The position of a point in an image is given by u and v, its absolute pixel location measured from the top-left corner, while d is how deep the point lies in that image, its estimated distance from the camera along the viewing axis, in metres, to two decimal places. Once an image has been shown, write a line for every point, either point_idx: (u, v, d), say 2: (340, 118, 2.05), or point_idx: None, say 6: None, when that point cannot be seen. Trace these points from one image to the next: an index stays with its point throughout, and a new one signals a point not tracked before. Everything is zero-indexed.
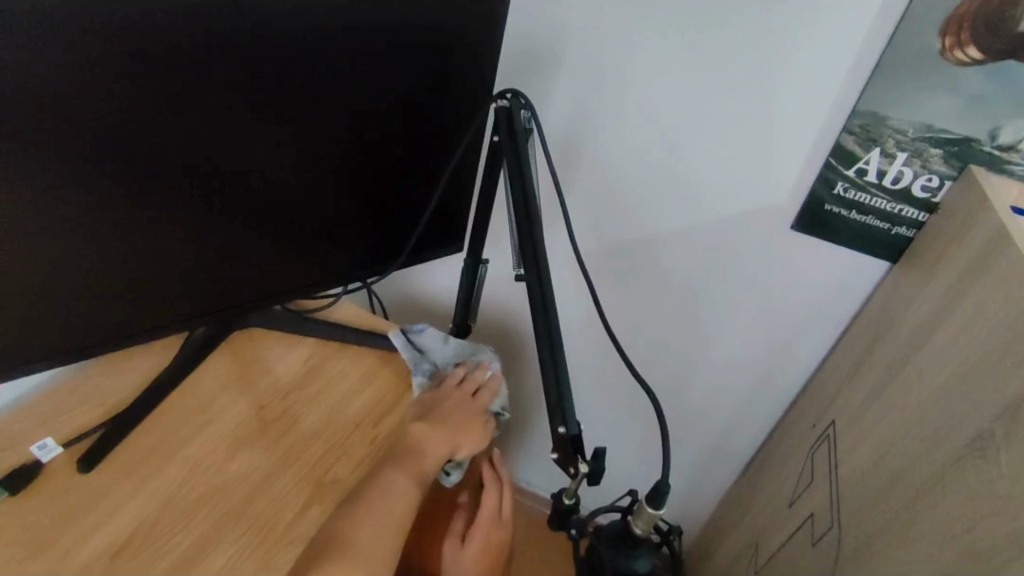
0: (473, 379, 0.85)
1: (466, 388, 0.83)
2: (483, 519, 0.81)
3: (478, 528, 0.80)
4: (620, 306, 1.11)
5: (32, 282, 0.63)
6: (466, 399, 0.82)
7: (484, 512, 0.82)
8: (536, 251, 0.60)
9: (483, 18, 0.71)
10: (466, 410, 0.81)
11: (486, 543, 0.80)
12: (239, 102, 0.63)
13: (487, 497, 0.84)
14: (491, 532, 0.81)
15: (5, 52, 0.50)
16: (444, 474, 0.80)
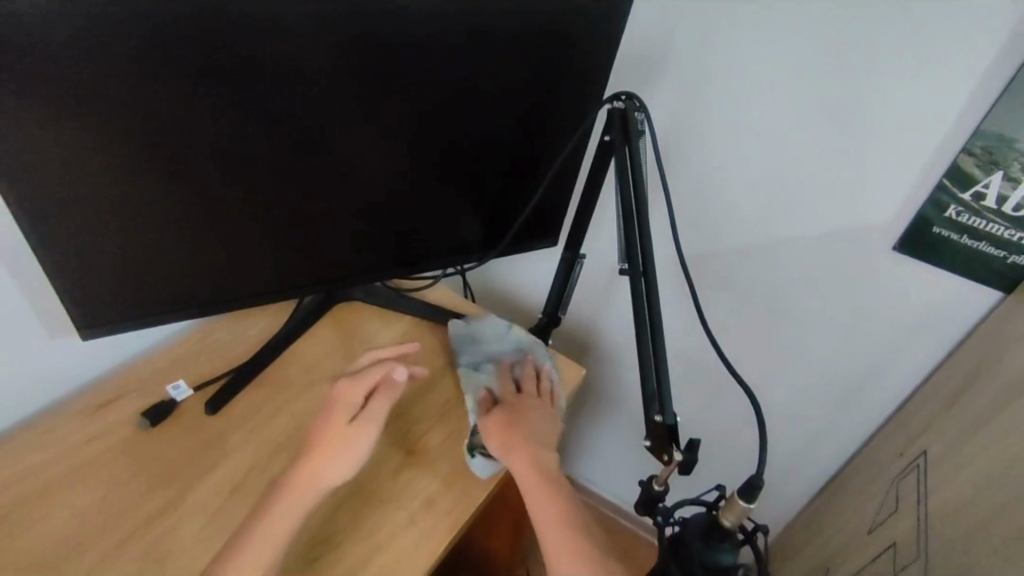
0: (531, 379, 0.83)
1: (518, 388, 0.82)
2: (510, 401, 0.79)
3: (507, 408, 0.78)
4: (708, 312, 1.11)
5: (185, 240, 0.71)
6: (511, 392, 0.81)
7: (511, 401, 0.79)
8: (641, 248, 0.62)
9: (604, 24, 0.73)
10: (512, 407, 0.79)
11: (521, 422, 0.76)
12: (374, 92, 0.68)
13: (507, 390, 0.81)
14: (522, 411, 0.78)
15: (188, 40, 0.57)
16: (471, 458, 0.78)
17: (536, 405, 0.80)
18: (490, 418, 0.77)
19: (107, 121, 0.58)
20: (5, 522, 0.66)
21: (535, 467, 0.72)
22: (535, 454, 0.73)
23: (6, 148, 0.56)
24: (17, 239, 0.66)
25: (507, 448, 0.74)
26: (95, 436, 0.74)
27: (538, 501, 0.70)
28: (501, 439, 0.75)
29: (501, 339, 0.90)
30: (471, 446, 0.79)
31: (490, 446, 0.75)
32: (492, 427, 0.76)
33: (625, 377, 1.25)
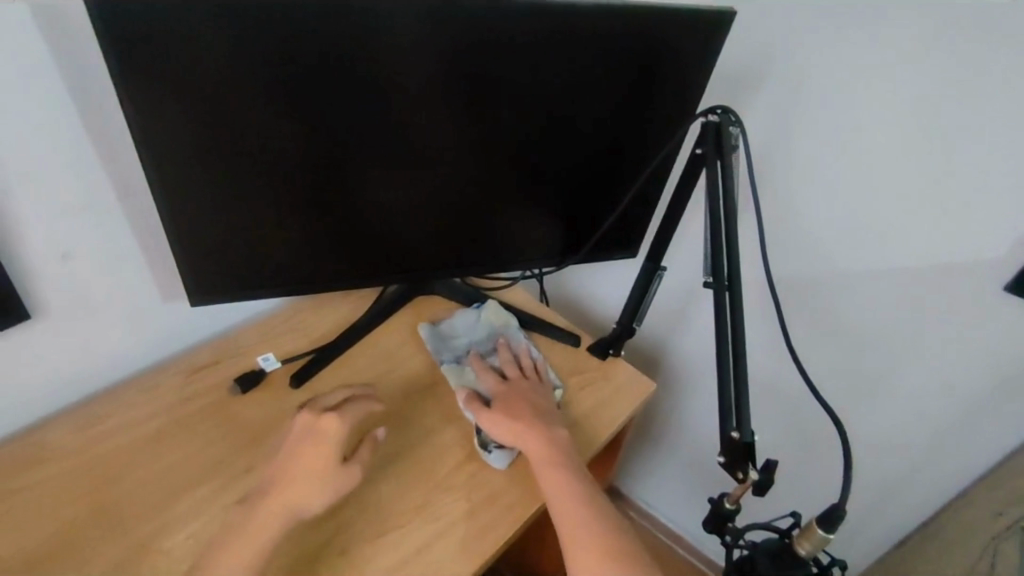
0: (514, 363, 0.85)
1: (505, 372, 0.84)
2: (502, 388, 0.80)
3: (501, 397, 0.79)
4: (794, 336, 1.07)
5: (289, 222, 0.76)
6: (499, 380, 0.82)
7: (502, 390, 0.80)
8: (728, 262, 0.61)
9: (707, 35, 0.72)
10: (512, 394, 0.80)
11: (516, 405, 0.78)
12: (470, 92, 0.70)
13: (494, 378, 0.82)
14: (514, 395, 0.80)
15: (303, 34, 0.60)
16: (485, 452, 0.78)
17: (528, 387, 0.82)
18: (491, 412, 0.77)
19: (231, 106, 0.64)
20: (112, 463, 0.73)
21: (545, 446, 0.73)
22: (544, 437, 0.74)
23: (148, 125, 0.62)
24: (148, 208, 0.73)
25: (517, 436, 0.74)
26: (194, 395, 0.81)
27: (553, 480, 0.70)
28: (510, 429, 0.75)
29: (470, 332, 0.92)
30: (482, 441, 0.79)
31: (501, 437, 0.75)
32: (497, 419, 0.76)
33: (697, 402, 1.21)
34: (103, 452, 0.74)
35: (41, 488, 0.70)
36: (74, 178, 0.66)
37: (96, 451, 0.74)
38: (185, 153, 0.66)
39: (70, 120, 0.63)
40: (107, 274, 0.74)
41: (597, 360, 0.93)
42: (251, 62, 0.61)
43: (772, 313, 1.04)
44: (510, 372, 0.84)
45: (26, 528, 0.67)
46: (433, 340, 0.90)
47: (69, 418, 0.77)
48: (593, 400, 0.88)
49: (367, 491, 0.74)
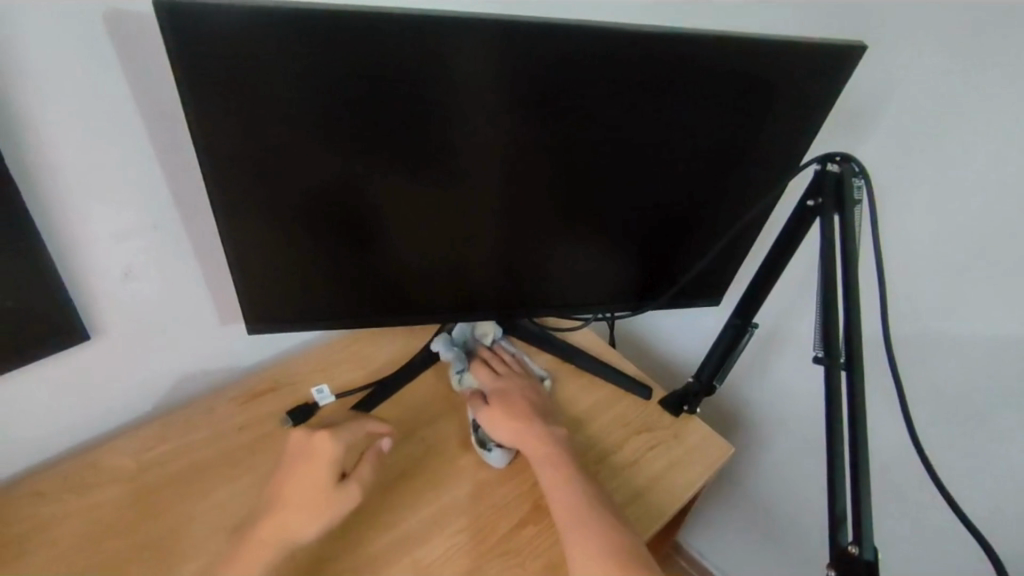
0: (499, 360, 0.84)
1: (498, 369, 0.82)
2: (497, 385, 0.78)
3: (497, 394, 0.77)
4: (922, 427, 0.85)
5: (353, 252, 0.72)
6: (491, 376, 0.80)
7: (498, 386, 0.78)
8: (847, 336, 0.53)
9: (828, 70, 0.64)
10: (512, 389, 0.78)
11: (513, 401, 0.76)
12: (558, 123, 0.64)
13: (485, 376, 0.80)
14: (511, 391, 0.78)
15: (384, 56, 0.56)
16: (485, 451, 0.76)
17: (521, 381, 0.80)
18: (493, 408, 0.75)
19: (304, 131, 0.60)
20: (159, 493, 0.70)
21: (546, 443, 0.72)
22: (543, 433, 0.72)
23: (222, 148, 0.60)
24: (211, 231, 0.71)
25: (519, 434, 0.73)
26: (245, 425, 0.77)
27: (555, 478, 0.69)
28: (513, 426, 0.73)
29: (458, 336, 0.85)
30: (481, 440, 0.76)
31: (501, 437, 0.73)
32: (497, 417, 0.74)
33: (802, 488, 1.09)
34: (152, 480, 0.71)
35: (88, 515, 0.68)
36: (139, 198, 0.64)
37: (145, 478, 0.71)
38: (255, 176, 0.63)
39: (138, 139, 0.61)
40: (165, 294, 0.71)
41: (670, 416, 0.85)
42: (327, 86, 0.57)
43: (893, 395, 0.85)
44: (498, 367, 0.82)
45: (69, 557, 0.64)
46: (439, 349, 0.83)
47: (121, 441, 0.74)
48: (664, 463, 0.79)
49: (415, 549, 0.68)
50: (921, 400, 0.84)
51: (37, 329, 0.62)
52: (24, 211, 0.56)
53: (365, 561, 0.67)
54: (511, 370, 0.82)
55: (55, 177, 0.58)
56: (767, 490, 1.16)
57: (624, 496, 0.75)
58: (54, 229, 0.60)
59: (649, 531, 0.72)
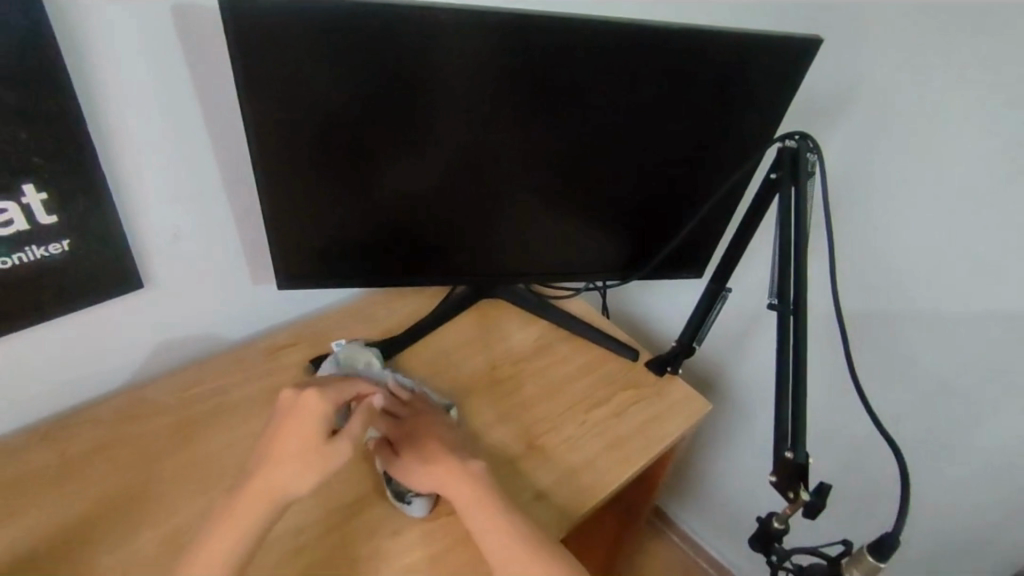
0: (394, 400, 0.77)
1: (404, 410, 0.76)
2: (405, 432, 0.73)
3: (410, 443, 0.72)
4: (885, 392, 0.92)
5: (369, 217, 0.81)
6: (392, 422, 0.74)
7: (407, 437, 0.73)
8: (796, 285, 0.62)
9: (791, 61, 0.73)
10: (422, 436, 0.73)
11: (425, 450, 0.71)
12: (554, 105, 0.73)
13: (388, 424, 0.74)
14: (424, 437, 0.73)
15: (404, 41, 0.65)
16: (403, 503, 0.72)
17: (421, 424, 0.74)
18: (409, 465, 0.71)
19: (331, 107, 0.70)
20: (200, 425, 0.79)
21: (463, 489, 0.68)
22: (464, 479, 0.68)
23: (262, 120, 0.69)
24: (249, 196, 0.80)
25: (439, 484, 0.69)
26: (271, 371, 0.86)
27: (478, 520, 0.66)
28: (432, 478, 0.69)
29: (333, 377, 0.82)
30: (397, 492, 0.73)
31: (421, 488, 0.70)
32: (413, 469, 0.70)
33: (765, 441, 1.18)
34: (193, 414, 0.80)
35: (138, 440, 0.77)
36: (191, 163, 0.74)
37: (186, 412, 0.80)
38: (288, 146, 0.72)
39: (193, 111, 0.71)
40: (206, 251, 0.81)
41: (654, 376, 0.93)
42: (352, 67, 0.67)
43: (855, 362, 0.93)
44: (399, 411, 0.75)
45: (122, 473, 0.73)
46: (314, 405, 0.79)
47: (162, 382, 0.83)
48: (646, 416, 0.88)
49: None
50: (882, 367, 0.91)
51: (102, 272, 0.72)
52: (97, 168, 0.66)
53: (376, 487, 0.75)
54: (414, 410, 0.76)
55: (124, 140, 0.68)
56: (749, 461, 1.23)
57: (606, 443, 0.84)
58: (119, 186, 0.70)
59: (629, 471, 0.81)
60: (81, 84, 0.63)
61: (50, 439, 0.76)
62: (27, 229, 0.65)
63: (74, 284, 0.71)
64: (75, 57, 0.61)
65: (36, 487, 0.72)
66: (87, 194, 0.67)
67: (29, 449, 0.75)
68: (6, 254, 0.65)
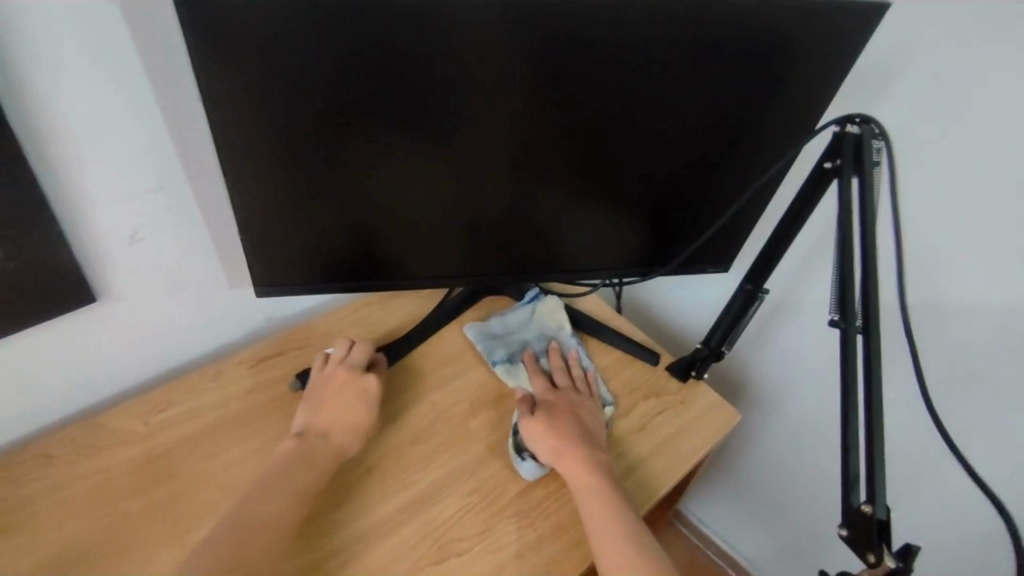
0: (564, 372, 0.81)
1: (564, 382, 0.79)
2: (557, 400, 0.76)
3: (554, 412, 0.74)
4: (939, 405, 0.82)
5: (359, 214, 0.71)
6: (547, 387, 0.78)
7: (553, 403, 0.75)
8: (865, 296, 0.52)
9: (849, 30, 0.62)
10: (572, 409, 0.75)
11: (570, 423, 0.72)
12: (573, 84, 0.63)
13: (541, 391, 0.77)
14: (569, 411, 0.75)
15: (396, 11, 0.54)
16: (517, 459, 0.72)
17: (577, 399, 0.77)
18: (541, 419, 0.72)
19: (311, 90, 0.58)
20: (173, 455, 0.70)
21: (583, 468, 0.67)
22: (591, 462, 0.68)
23: (229, 106, 0.58)
24: (217, 192, 0.70)
25: (566, 449, 0.69)
26: (253, 387, 0.77)
27: (587, 498, 0.65)
28: (561, 443, 0.69)
29: (519, 330, 0.86)
30: (517, 447, 0.72)
31: (540, 449, 0.70)
32: (543, 431, 0.71)
33: (799, 452, 1.10)
34: (165, 442, 0.71)
35: (103, 475, 0.67)
36: (146, 156, 0.62)
37: (158, 439, 0.71)
38: (261, 135, 0.61)
39: (145, 94, 0.59)
40: (173, 255, 0.70)
41: (678, 382, 0.85)
42: (335, 42, 0.55)
43: (902, 372, 0.83)
44: (558, 382, 0.79)
45: (83, 517, 0.64)
46: (485, 337, 0.84)
47: (129, 404, 0.74)
48: (672, 428, 0.80)
49: (426, 510, 0.68)
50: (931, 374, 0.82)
51: (42, 286, 0.61)
52: (26, 166, 0.55)
53: (375, 522, 0.67)
54: (571, 387, 0.79)
55: (60, 131, 0.56)
56: (767, 459, 1.17)
57: (629, 462, 0.76)
58: (60, 188, 0.59)
59: (654, 495, 0.72)
60: None
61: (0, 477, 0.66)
62: None
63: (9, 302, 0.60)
64: None
65: None
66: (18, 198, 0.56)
67: None
68: None
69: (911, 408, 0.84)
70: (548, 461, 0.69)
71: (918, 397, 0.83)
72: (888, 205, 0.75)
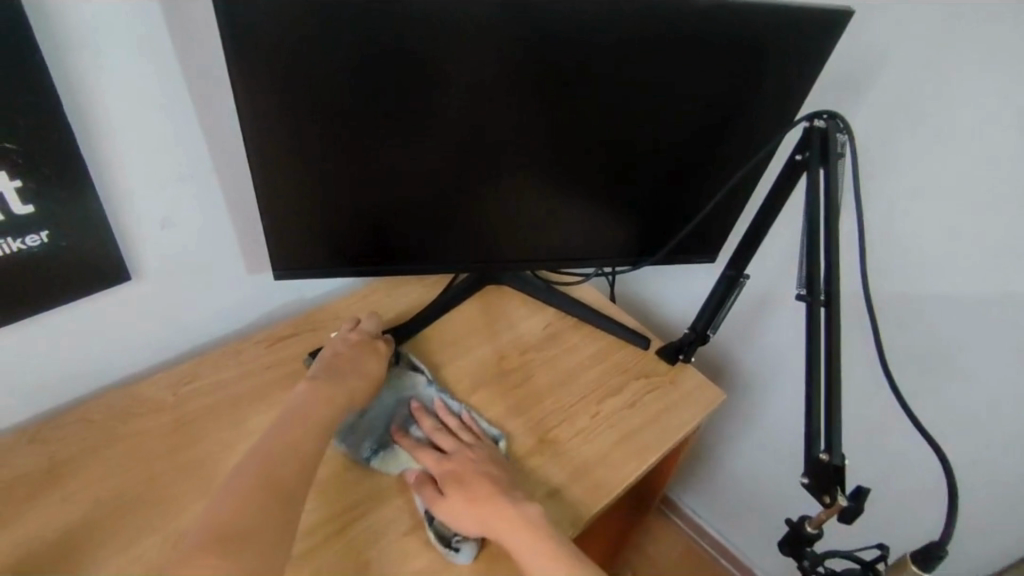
0: (444, 427, 0.76)
1: (451, 441, 0.74)
2: (448, 464, 0.70)
3: (452, 480, 0.68)
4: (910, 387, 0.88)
5: (369, 203, 0.77)
6: (436, 456, 0.72)
7: (452, 468, 0.70)
8: (828, 272, 0.58)
9: (818, 36, 0.69)
10: (477, 465, 0.70)
11: (472, 483, 0.67)
12: (567, 84, 0.69)
13: (431, 463, 0.71)
14: (466, 471, 0.69)
15: (408, 17, 0.61)
16: (449, 549, 0.67)
17: (473, 453, 0.72)
18: (450, 496, 0.67)
19: (329, 87, 0.65)
20: (196, 423, 0.75)
21: (511, 528, 0.63)
22: (514, 510, 0.64)
23: (256, 102, 0.65)
24: (241, 181, 0.76)
25: (486, 516, 0.64)
26: (269, 365, 0.82)
27: (527, 549, 0.61)
28: (478, 512, 0.65)
29: (375, 409, 0.79)
30: (441, 535, 0.67)
31: (466, 528, 0.65)
32: (459, 507, 0.66)
33: (778, 438, 1.16)
34: (189, 412, 0.76)
35: (133, 441, 0.73)
36: (179, 145, 0.69)
37: (182, 409, 0.76)
38: (283, 129, 0.68)
39: (180, 90, 0.65)
40: (198, 240, 0.76)
41: (666, 364, 0.91)
42: (352, 44, 0.62)
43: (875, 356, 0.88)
44: (443, 445, 0.73)
45: (114, 477, 0.69)
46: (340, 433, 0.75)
47: (154, 378, 0.79)
48: (660, 406, 0.85)
49: None
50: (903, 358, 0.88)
51: (83, 263, 0.67)
52: (75, 152, 0.61)
53: (382, 485, 0.72)
54: (458, 441, 0.74)
55: (104, 120, 0.62)
56: (753, 448, 1.22)
57: (618, 436, 0.81)
58: (102, 174, 0.65)
59: (642, 465, 0.78)
60: (53, 58, 0.57)
61: (39, 440, 0.72)
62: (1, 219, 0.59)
63: (54, 276, 0.66)
64: (49, 36, 0.56)
65: (26, 492, 0.68)
66: (67, 179, 0.62)
67: (15, 452, 0.71)
68: None
69: (885, 391, 0.90)
70: (478, 535, 0.65)
71: (891, 379, 0.89)
72: (854, 200, 0.81)
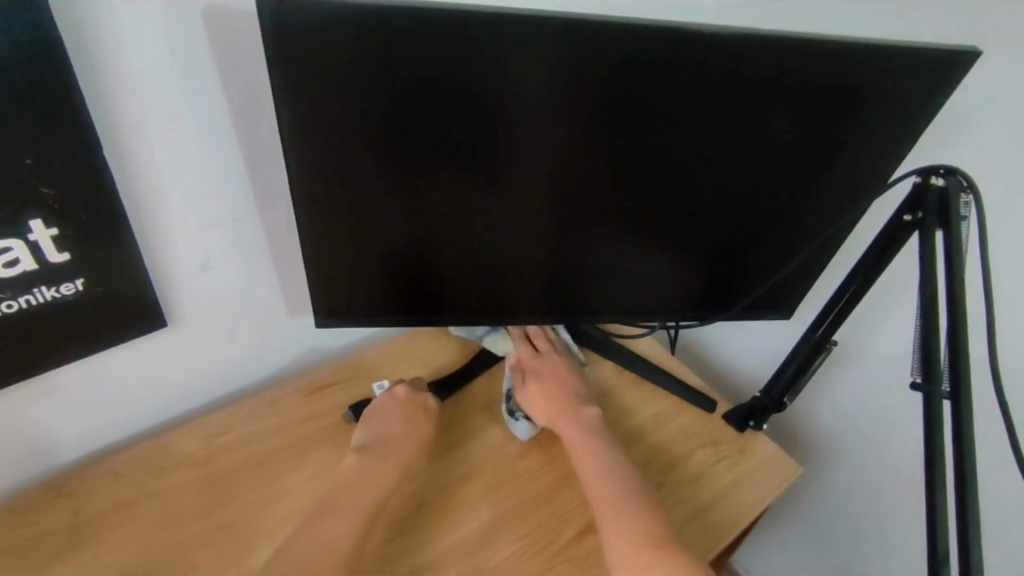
0: (542, 335, 0.85)
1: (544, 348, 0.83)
2: (546, 365, 0.81)
3: (544, 370, 0.80)
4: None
5: (421, 251, 0.72)
6: (532, 352, 0.82)
7: (541, 367, 0.80)
8: (953, 359, 0.49)
9: (932, 78, 0.60)
10: (566, 373, 0.80)
11: (559, 381, 0.79)
12: (640, 127, 0.63)
13: (528, 353, 0.82)
14: (557, 370, 0.80)
15: (471, 54, 0.55)
16: (511, 420, 0.78)
17: (563, 362, 0.82)
18: (540, 387, 0.78)
19: (382, 129, 0.60)
20: (228, 482, 0.70)
21: (578, 429, 0.74)
22: (580, 423, 0.74)
23: (303, 143, 0.60)
24: (286, 225, 0.71)
25: (560, 415, 0.75)
26: (308, 417, 0.77)
27: (582, 459, 0.71)
28: (558, 408, 0.76)
29: None
30: (510, 409, 0.79)
31: (537, 413, 0.76)
32: (538, 399, 0.77)
33: None
34: (222, 467, 0.71)
35: (162, 498, 0.68)
36: (224, 188, 0.65)
37: (216, 464, 0.72)
38: (334, 169, 0.63)
39: (226, 132, 0.61)
40: (240, 284, 0.72)
41: (734, 432, 0.82)
42: (409, 83, 0.57)
43: (986, 431, 0.77)
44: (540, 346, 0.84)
45: (140, 539, 0.65)
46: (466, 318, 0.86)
47: (190, 428, 0.75)
48: (729, 479, 0.77)
49: (477, 553, 0.67)
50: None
51: (118, 311, 0.63)
52: (113, 197, 0.57)
53: (423, 563, 0.66)
54: (552, 348, 0.84)
55: (148, 164, 0.59)
56: None
57: (685, 514, 0.73)
58: (142, 220, 0.61)
59: (713, 551, 0.70)
60: (95, 101, 0.53)
61: (66, 493, 0.68)
62: (34, 266, 0.56)
63: (89, 324, 0.62)
64: (90, 78, 0.52)
65: (47, 552, 0.64)
66: (105, 226, 0.58)
67: (43, 507, 0.67)
68: (13, 296, 0.56)
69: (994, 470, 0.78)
70: (544, 423, 0.76)
71: (1004, 461, 0.77)
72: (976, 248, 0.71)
